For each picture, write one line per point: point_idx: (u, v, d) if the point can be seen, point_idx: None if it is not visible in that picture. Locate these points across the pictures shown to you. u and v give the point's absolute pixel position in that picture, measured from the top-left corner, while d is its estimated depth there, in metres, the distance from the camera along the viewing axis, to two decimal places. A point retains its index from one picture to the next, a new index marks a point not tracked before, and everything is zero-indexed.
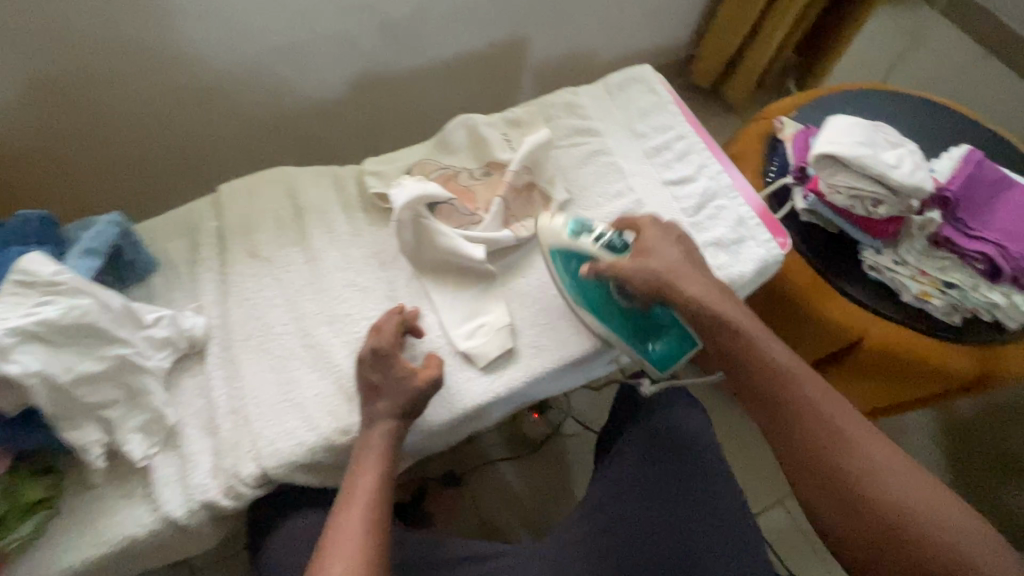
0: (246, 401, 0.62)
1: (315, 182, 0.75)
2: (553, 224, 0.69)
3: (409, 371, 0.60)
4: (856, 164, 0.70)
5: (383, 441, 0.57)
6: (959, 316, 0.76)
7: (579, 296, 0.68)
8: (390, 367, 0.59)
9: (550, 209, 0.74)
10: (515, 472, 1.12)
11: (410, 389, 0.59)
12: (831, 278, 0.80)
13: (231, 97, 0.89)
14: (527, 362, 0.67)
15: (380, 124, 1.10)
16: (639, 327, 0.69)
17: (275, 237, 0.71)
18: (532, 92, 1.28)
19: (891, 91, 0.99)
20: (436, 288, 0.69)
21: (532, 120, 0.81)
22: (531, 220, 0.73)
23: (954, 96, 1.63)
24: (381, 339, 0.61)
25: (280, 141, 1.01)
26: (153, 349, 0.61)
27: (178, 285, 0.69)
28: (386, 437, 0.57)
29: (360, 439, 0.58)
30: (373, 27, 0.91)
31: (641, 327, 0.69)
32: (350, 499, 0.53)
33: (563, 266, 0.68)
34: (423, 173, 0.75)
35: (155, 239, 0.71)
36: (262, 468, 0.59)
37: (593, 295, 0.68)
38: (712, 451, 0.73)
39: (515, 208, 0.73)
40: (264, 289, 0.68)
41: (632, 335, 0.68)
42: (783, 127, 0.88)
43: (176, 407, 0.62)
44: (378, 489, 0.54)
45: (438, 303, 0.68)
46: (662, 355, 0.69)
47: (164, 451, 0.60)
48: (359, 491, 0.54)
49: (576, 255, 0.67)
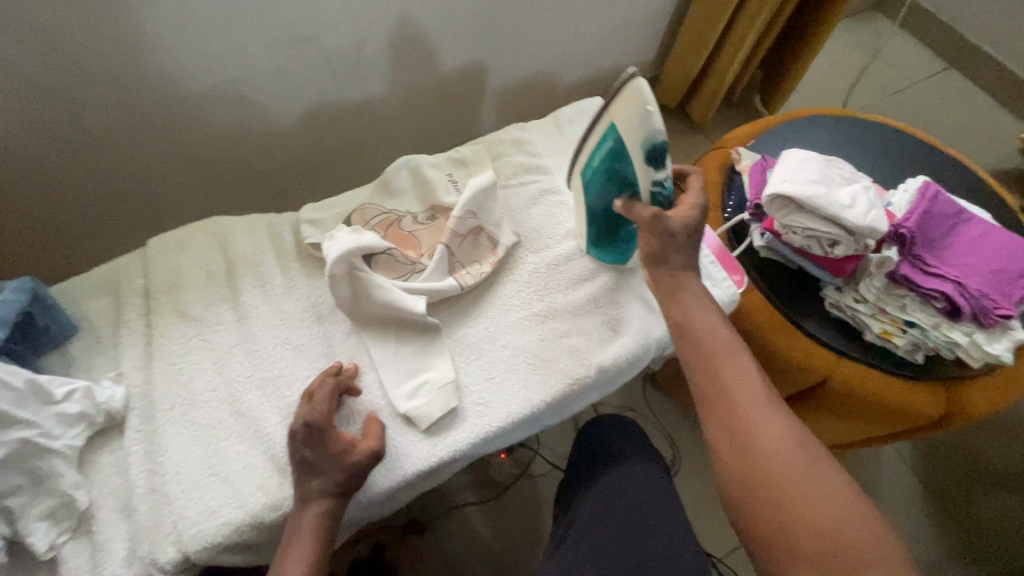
0: (167, 478, 0.57)
1: (249, 233, 0.72)
2: (644, 116, 0.58)
3: (350, 444, 0.56)
4: (810, 205, 0.67)
5: (313, 527, 0.53)
6: (921, 353, 0.74)
7: (596, 166, 0.64)
8: (325, 444, 0.55)
9: (496, 253, 0.71)
10: (482, 515, 1.09)
11: (347, 463, 0.55)
12: (792, 316, 0.78)
13: (167, 137, 0.86)
14: (472, 422, 0.63)
15: (332, 157, 1.07)
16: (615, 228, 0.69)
17: (205, 294, 0.68)
18: (491, 119, 1.26)
19: (847, 117, 0.98)
20: (375, 345, 0.65)
21: (478, 158, 0.78)
22: (477, 266, 0.70)
23: (916, 108, 1.64)
24: (312, 410, 0.56)
25: (226, 180, 0.98)
26: (63, 426, 0.56)
27: (100, 351, 0.65)
28: (316, 520, 0.53)
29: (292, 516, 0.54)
30: (316, 63, 0.88)
31: (615, 230, 0.69)
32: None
33: (608, 148, 0.62)
34: (363, 219, 0.72)
35: (75, 301, 0.67)
36: (183, 553, 0.54)
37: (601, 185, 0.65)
38: (670, 503, 0.70)
39: (461, 254, 0.70)
40: (192, 351, 0.65)
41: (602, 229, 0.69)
42: (740, 158, 0.87)
43: (90, 488, 0.57)
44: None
45: (377, 362, 0.64)
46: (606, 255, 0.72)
47: (75, 538, 0.55)
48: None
49: (625, 152, 0.61)
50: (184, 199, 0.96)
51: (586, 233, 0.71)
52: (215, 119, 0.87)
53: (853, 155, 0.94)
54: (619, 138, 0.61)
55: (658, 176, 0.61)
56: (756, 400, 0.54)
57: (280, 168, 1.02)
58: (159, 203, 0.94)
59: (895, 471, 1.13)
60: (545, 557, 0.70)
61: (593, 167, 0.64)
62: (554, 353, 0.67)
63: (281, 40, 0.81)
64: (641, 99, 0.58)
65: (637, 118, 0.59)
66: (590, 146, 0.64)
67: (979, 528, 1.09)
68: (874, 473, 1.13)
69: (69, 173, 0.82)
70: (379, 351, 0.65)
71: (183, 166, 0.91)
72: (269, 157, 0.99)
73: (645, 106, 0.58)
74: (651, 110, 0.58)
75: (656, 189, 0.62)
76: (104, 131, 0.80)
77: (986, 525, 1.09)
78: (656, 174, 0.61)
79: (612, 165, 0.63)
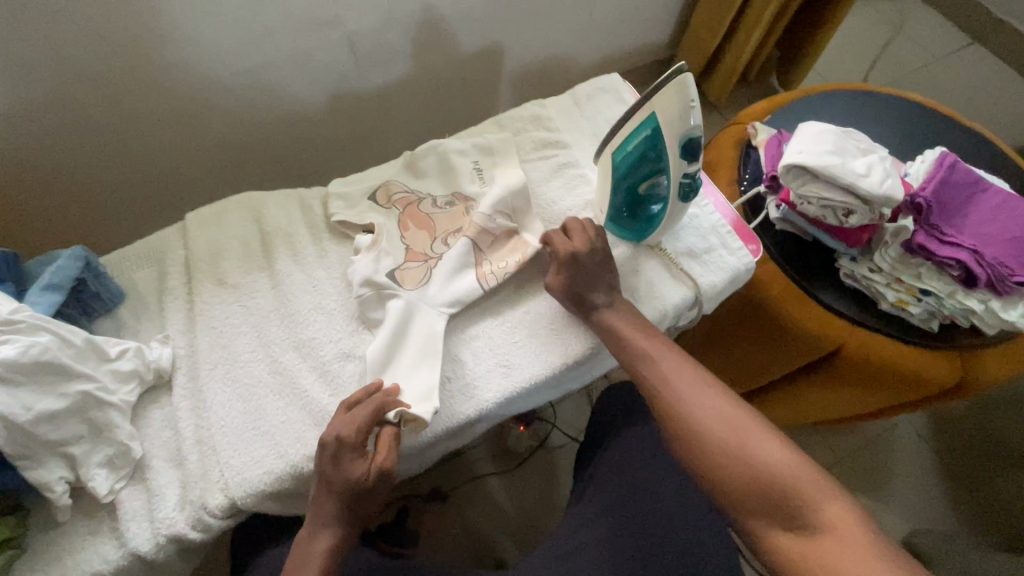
0: (213, 431, 0.61)
1: (282, 207, 0.76)
2: (685, 112, 0.59)
3: (365, 469, 0.55)
4: (825, 173, 0.69)
5: (320, 561, 0.55)
6: (937, 322, 0.75)
7: (628, 150, 0.64)
8: (342, 463, 0.55)
9: (523, 255, 0.69)
10: (501, 485, 1.13)
11: (358, 481, 0.55)
12: (807, 286, 0.79)
13: (202, 119, 0.90)
14: (498, 383, 0.66)
15: (354, 137, 1.10)
16: (632, 204, 0.70)
17: (241, 263, 0.72)
18: (508, 99, 1.28)
19: (866, 91, 0.98)
20: (384, 321, 0.65)
21: (503, 147, 0.79)
22: (501, 267, 0.69)
23: (937, 86, 1.62)
24: (342, 429, 0.55)
25: (255, 158, 1.02)
26: (118, 382, 0.61)
27: (146, 316, 0.69)
28: (325, 552, 0.55)
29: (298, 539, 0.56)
30: (340, 44, 0.90)
31: (632, 206, 0.70)
32: None
33: (643, 136, 0.62)
34: (387, 196, 0.75)
35: (122, 270, 0.72)
36: (231, 499, 0.59)
37: (630, 165, 0.65)
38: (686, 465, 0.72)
39: (492, 253, 0.70)
40: (232, 315, 0.69)
41: (622, 204, 0.70)
42: (755, 133, 0.89)
43: (143, 440, 0.61)
44: None
45: (387, 337, 0.64)
46: (619, 228, 0.73)
47: (131, 484, 0.60)
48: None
49: (663, 143, 0.61)
50: (216, 179, 1.01)
51: (606, 209, 0.72)
52: (245, 101, 0.91)
53: (873, 130, 0.94)
54: (658, 129, 0.61)
55: (690, 168, 0.63)
56: (690, 388, 0.58)
57: (305, 150, 1.06)
58: (192, 182, 0.99)
59: (908, 444, 1.14)
60: (566, 513, 0.74)
61: (627, 151, 0.64)
62: (573, 319, 0.69)
63: (307, 22, 0.84)
64: (685, 95, 0.58)
65: (682, 113, 0.59)
66: (625, 132, 0.64)
67: (990, 500, 1.10)
68: (889, 448, 1.14)
69: (110, 153, 0.87)
70: (388, 321, 0.65)
71: (214, 148, 0.95)
72: (294, 138, 1.02)
73: (688, 102, 0.59)
74: (694, 106, 0.58)
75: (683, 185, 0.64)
76: (142, 114, 0.84)
77: (996, 497, 1.10)
78: (688, 166, 0.62)
79: (646, 153, 0.63)
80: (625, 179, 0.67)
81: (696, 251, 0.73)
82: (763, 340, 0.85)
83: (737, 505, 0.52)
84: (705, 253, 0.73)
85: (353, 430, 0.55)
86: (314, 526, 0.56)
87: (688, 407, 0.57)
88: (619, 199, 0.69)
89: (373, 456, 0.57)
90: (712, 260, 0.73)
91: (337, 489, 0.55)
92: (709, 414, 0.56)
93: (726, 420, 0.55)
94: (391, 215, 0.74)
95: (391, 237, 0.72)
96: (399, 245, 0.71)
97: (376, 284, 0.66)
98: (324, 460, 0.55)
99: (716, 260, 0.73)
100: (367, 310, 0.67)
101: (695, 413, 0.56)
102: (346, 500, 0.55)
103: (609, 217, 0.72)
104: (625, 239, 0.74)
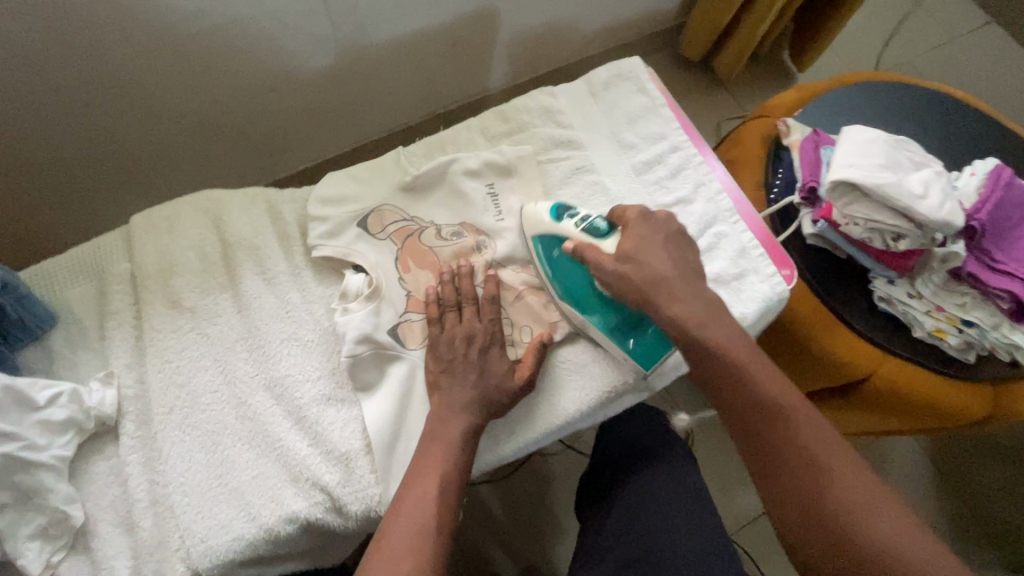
0: (171, 490, 0.52)
1: (246, 211, 0.64)
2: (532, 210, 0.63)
3: (505, 371, 0.56)
4: (878, 193, 0.60)
5: (434, 497, 0.49)
6: (974, 353, 0.70)
7: (554, 281, 0.61)
8: (485, 363, 0.56)
9: (551, 323, 0.61)
10: (493, 495, 1.06)
11: (495, 370, 0.56)
12: (838, 310, 0.73)
13: (149, 93, 0.75)
14: (521, 433, 0.58)
15: (330, 112, 0.96)
16: (621, 323, 0.59)
17: (200, 282, 0.61)
18: (501, 68, 1.14)
19: (903, 83, 0.89)
20: (383, 387, 0.57)
21: (517, 166, 0.68)
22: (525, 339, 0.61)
23: (951, 68, 1.53)
24: (474, 321, 0.57)
25: (216, 138, 0.88)
26: (49, 434, 0.50)
27: (86, 345, 0.58)
28: (436, 489, 0.49)
29: (401, 486, 0.50)
30: (312, 7, 0.76)
31: (622, 324, 0.59)
32: (395, 514, 0.48)
33: (543, 253, 0.62)
34: (380, 224, 0.64)
35: (53, 287, 0.60)
36: (193, 570, 0.50)
37: (568, 286, 0.61)
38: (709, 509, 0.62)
39: (515, 311, 0.62)
40: (189, 346, 0.58)
41: (613, 327, 0.59)
42: (789, 132, 0.79)
43: (85, 501, 0.52)
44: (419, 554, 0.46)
45: (388, 402, 0.56)
46: (643, 355, 0.59)
47: (72, 555, 0.51)
48: (400, 518, 0.47)
49: (554, 237, 0.61)
50: (171, 161, 0.87)
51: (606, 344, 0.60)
52: (202, 77, 0.77)
53: (910, 130, 0.85)
54: (541, 237, 0.62)
55: (579, 224, 0.60)
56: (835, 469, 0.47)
57: (274, 129, 0.93)
58: (140, 165, 0.85)
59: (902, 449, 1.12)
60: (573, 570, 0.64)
61: (555, 285, 0.61)
62: (590, 357, 0.61)
63: None
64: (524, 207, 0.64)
65: (533, 214, 0.63)
66: (540, 275, 0.63)
67: None
68: None
69: (37, 135, 0.72)
70: (390, 390, 0.57)
71: (167, 129, 0.81)
72: (262, 116, 0.89)
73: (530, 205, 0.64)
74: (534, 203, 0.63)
75: (589, 224, 0.60)
76: (77, 90, 0.70)
77: None
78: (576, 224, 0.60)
79: (555, 258, 0.61)
80: (591, 290, 0.60)
81: (724, 277, 0.65)
82: (787, 363, 0.79)
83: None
84: (735, 279, 0.65)
85: (496, 323, 0.58)
86: (426, 451, 0.51)
87: (832, 491, 0.47)
88: (605, 326, 0.60)
89: (516, 366, 0.58)
90: (744, 288, 0.65)
91: (485, 382, 0.55)
92: (855, 500, 0.46)
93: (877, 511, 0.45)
94: (385, 250, 0.63)
95: (390, 281, 0.61)
96: (399, 290, 0.61)
97: (376, 343, 0.57)
98: (468, 348, 0.56)
99: (746, 288, 0.65)
100: (359, 372, 0.57)
101: (841, 500, 0.46)
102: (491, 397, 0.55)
103: (624, 345, 0.59)
104: (654, 363, 0.59)
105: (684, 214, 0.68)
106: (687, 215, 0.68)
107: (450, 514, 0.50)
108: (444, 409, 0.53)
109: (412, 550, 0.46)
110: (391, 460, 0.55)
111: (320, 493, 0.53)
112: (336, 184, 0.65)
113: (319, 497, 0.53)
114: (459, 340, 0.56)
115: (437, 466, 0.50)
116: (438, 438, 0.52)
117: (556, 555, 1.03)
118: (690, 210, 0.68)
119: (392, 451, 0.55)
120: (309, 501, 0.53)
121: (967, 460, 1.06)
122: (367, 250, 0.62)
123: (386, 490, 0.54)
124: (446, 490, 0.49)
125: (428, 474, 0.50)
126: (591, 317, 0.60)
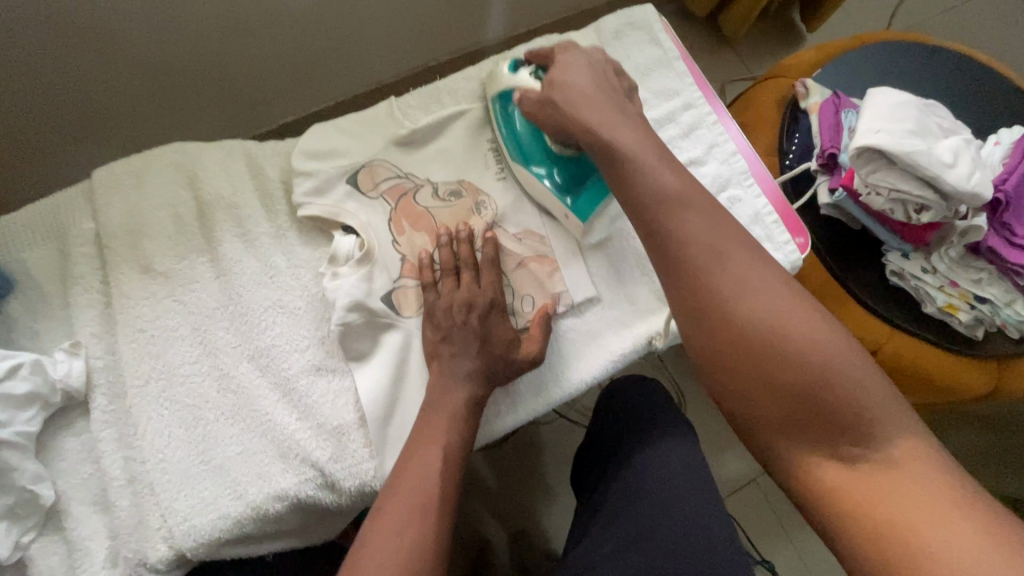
0: (148, 467, 0.49)
1: (223, 165, 0.58)
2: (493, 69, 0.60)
3: (508, 341, 0.52)
4: (905, 162, 0.57)
5: (438, 474, 0.46)
6: (982, 329, 0.69)
7: (510, 138, 0.60)
8: (487, 333, 0.52)
9: (555, 296, 0.58)
10: (486, 463, 1.01)
11: (497, 341, 0.52)
12: (847, 283, 0.71)
13: (109, 32, 0.67)
14: (523, 406, 0.56)
15: (312, 59, 0.88)
16: (566, 173, 0.58)
17: (174, 243, 0.55)
18: (497, 16, 1.05)
19: (927, 44, 0.84)
20: (376, 358, 0.54)
21: None
22: (528, 309, 0.57)
23: (959, 32, 1.47)
24: (472, 286, 0.53)
25: (188, 85, 0.80)
26: (11, 409, 0.47)
27: (50, 311, 0.53)
28: (438, 467, 0.46)
29: (403, 455, 0.47)
30: None
31: (567, 173, 0.58)
32: (399, 483, 0.45)
33: (502, 113, 0.60)
34: (371, 181, 0.59)
35: (10, 248, 0.54)
36: (177, 550, 0.47)
37: (521, 141, 0.59)
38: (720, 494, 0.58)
39: (517, 279, 0.58)
40: (164, 314, 0.54)
41: (557, 178, 0.58)
42: (807, 94, 0.75)
43: (57, 478, 0.49)
44: (426, 527, 0.43)
45: (381, 373, 0.53)
46: (583, 204, 0.58)
47: (44, 535, 0.47)
48: (404, 491, 0.45)
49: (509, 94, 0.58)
50: (139, 110, 0.80)
51: (552, 200, 0.58)
52: (171, 21, 0.69)
53: (931, 92, 0.81)
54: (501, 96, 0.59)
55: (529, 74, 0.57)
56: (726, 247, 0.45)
57: (252, 77, 0.85)
58: (104, 113, 0.77)
59: None
60: (571, 548, 0.60)
61: (512, 145, 0.59)
62: (593, 325, 0.59)
63: None
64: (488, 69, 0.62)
65: (492, 73, 0.60)
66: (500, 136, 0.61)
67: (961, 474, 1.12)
68: None
69: None
70: (383, 359, 0.54)
71: (132, 74, 0.73)
72: (237, 64, 0.81)
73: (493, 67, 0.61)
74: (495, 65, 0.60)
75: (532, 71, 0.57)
76: (28, 30, 0.62)
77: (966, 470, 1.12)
78: (521, 75, 0.57)
79: (513, 119, 0.59)
80: (540, 146, 0.58)
81: None
82: None
83: (789, 449, 0.42)
84: None
85: (496, 288, 0.54)
86: (426, 428, 0.48)
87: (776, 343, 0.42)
88: (549, 178, 0.58)
89: (523, 338, 0.54)
90: None
91: (488, 353, 0.51)
92: (791, 334, 0.42)
93: (811, 342, 0.41)
94: (377, 210, 0.58)
95: (383, 243, 0.57)
96: (392, 253, 0.56)
97: (368, 311, 0.53)
98: (467, 315, 0.52)
99: None
100: (351, 341, 0.53)
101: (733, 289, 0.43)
102: (492, 373, 0.51)
103: (563, 201, 0.58)
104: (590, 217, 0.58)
105: (694, 177, 0.64)
106: (700, 177, 0.64)
107: (454, 489, 0.47)
108: (445, 382, 0.50)
109: (416, 524, 0.43)
110: (386, 434, 0.52)
111: (311, 470, 0.50)
112: (323, 137, 0.59)
113: (309, 473, 0.50)
114: (458, 307, 0.52)
115: (439, 438, 0.48)
116: (439, 414, 0.49)
117: (551, 530, 0.99)
118: (702, 171, 0.64)
119: (388, 425, 0.52)
120: (299, 478, 0.50)
121: (952, 431, 1.08)
122: (358, 210, 0.57)
123: (382, 465, 0.51)
124: (450, 467, 0.47)
125: (430, 450, 0.47)
126: (537, 172, 0.58)
